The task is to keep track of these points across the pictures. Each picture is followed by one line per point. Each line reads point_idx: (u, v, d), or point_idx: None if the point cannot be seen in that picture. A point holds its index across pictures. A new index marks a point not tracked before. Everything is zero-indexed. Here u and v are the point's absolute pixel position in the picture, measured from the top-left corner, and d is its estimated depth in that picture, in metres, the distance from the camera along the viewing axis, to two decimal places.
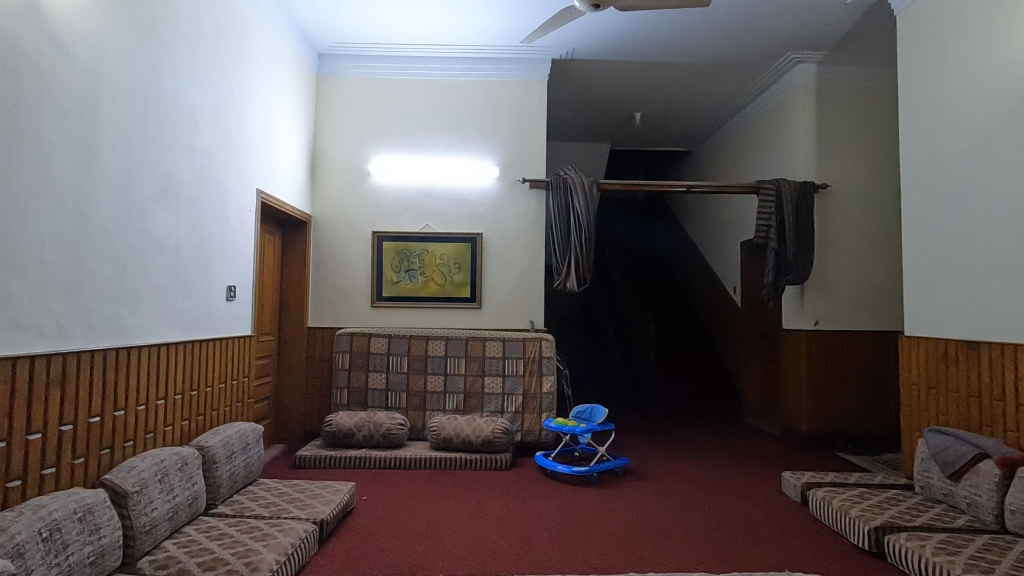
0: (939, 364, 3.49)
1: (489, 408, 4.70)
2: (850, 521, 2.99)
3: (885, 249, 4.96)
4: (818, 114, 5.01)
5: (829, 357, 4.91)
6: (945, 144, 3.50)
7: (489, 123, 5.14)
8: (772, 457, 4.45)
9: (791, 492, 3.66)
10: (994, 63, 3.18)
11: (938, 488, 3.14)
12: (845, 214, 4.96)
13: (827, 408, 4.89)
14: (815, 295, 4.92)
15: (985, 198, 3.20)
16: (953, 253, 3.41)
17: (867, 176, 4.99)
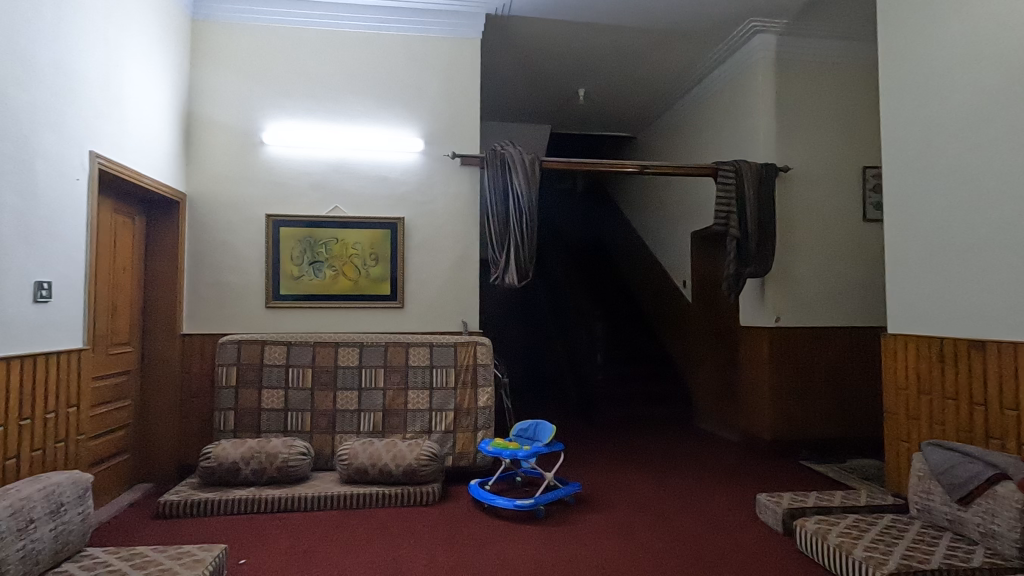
0: (933, 366, 3.02)
1: (414, 428, 3.89)
2: (854, 563, 2.43)
3: (849, 239, 4.56)
4: (779, 90, 4.55)
5: (792, 358, 4.46)
6: (933, 114, 3.04)
7: (412, 87, 4.31)
8: (738, 476, 3.94)
9: (770, 519, 3.10)
10: (992, 17, 2.72)
11: (941, 513, 2.66)
12: (808, 200, 4.54)
13: (791, 413, 4.45)
14: (777, 289, 4.47)
15: (985, 174, 2.74)
16: (950, 238, 2.92)
17: (830, 159, 4.58)
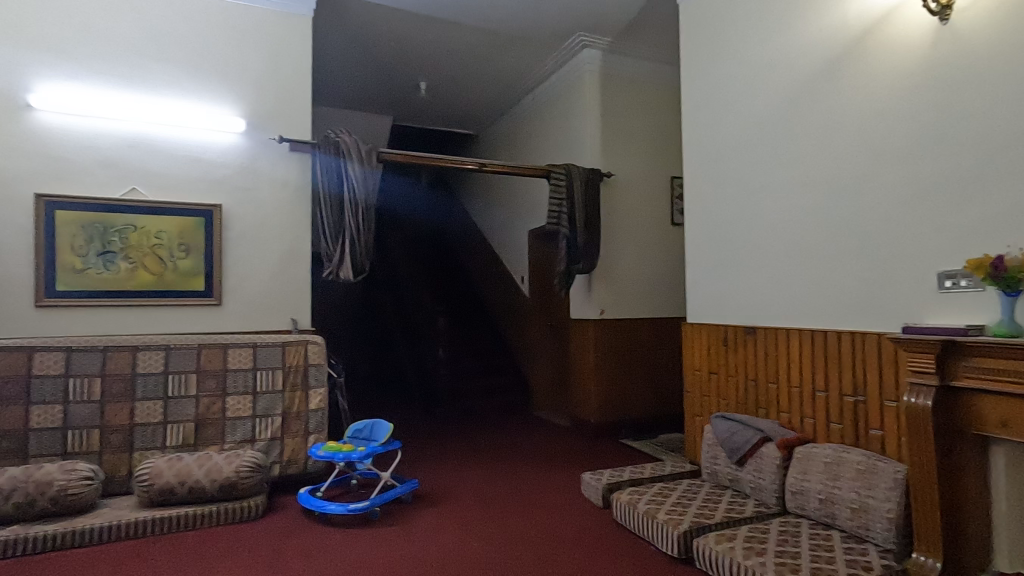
0: (719, 350, 3.54)
1: (234, 438, 3.52)
2: (658, 526, 2.76)
3: (660, 240, 5.14)
4: (603, 102, 4.96)
5: (614, 346, 4.92)
6: (721, 135, 3.54)
7: (231, 60, 3.88)
8: (567, 458, 4.23)
9: (593, 495, 3.38)
10: (764, 56, 3.24)
11: (724, 474, 3.13)
12: (628, 204, 5.02)
13: (613, 396, 4.91)
14: (601, 284, 4.89)
15: (758, 188, 3.27)
16: (733, 241, 3.44)
17: (645, 167, 5.11)
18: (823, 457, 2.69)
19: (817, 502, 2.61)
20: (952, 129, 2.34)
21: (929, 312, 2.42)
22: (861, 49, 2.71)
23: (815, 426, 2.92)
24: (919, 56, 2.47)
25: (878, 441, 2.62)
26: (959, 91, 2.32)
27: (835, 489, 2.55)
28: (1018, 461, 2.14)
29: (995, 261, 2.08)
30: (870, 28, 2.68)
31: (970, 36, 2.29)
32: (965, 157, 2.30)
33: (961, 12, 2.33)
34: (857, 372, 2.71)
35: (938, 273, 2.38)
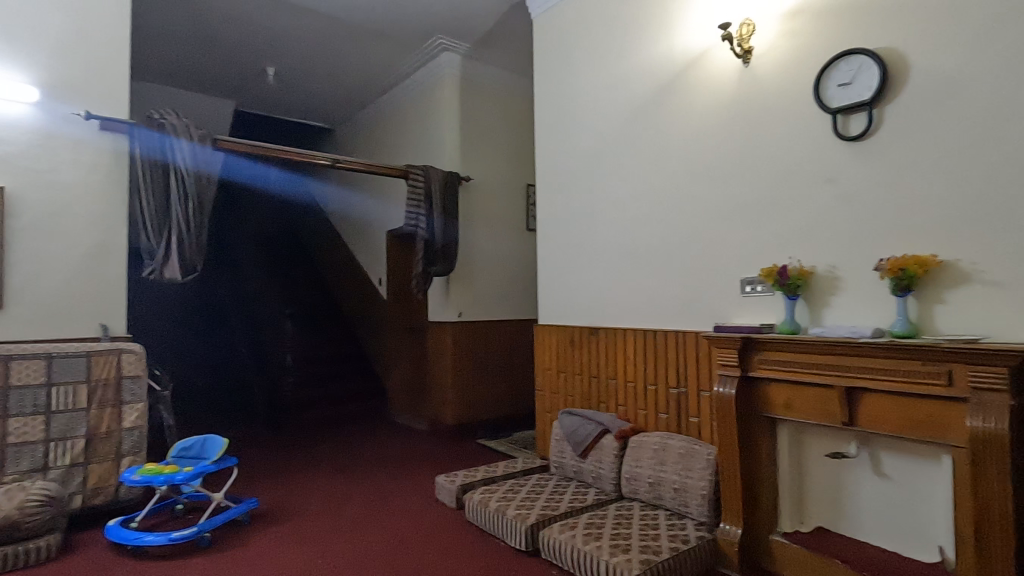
0: (567, 349, 3.76)
1: (18, 468, 2.93)
2: (507, 522, 2.84)
3: (516, 244, 5.32)
4: (462, 107, 5.01)
5: (471, 348, 4.99)
6: (570, 147, 3.76)
7: (20, 16, 3.25)
8: (423, 463, 4.20)
9: (446, 497, 3.39)
10: (606, 78, 3.51)
11: (569, 466, 3.33)
12: (485, 210, 5.13)
13: (470, 398, 4.97)
14: (459, 287, 4.95)
15: (601, 199, 3.53)
16: (580, 247, 3.68)
17: (502, 174, 5.26)
18: (651, 444, 2.97)
19: (647, 485, 2.88)
20: (752, 156, 2.74)
21: (734, 313, 2.80)
22: (685, 80, 3.05)
23: (647, 417, 3.22)
24: (728, 92, 2.86)
25: (696, 426, 2.97)
26: (757, 125, 2.73)
27: (662, 472, 2.84)
28: (797, 437, 2.54)
29: (781, 270, 2.48)
30: (690, 64, 3.04)
31: (764, 79, 2.70)
32: (761, 182, 2.70)
33: (758, 59, 2.74)
34: (680, 368, 3.04)
35: (741, 279, 2.77)
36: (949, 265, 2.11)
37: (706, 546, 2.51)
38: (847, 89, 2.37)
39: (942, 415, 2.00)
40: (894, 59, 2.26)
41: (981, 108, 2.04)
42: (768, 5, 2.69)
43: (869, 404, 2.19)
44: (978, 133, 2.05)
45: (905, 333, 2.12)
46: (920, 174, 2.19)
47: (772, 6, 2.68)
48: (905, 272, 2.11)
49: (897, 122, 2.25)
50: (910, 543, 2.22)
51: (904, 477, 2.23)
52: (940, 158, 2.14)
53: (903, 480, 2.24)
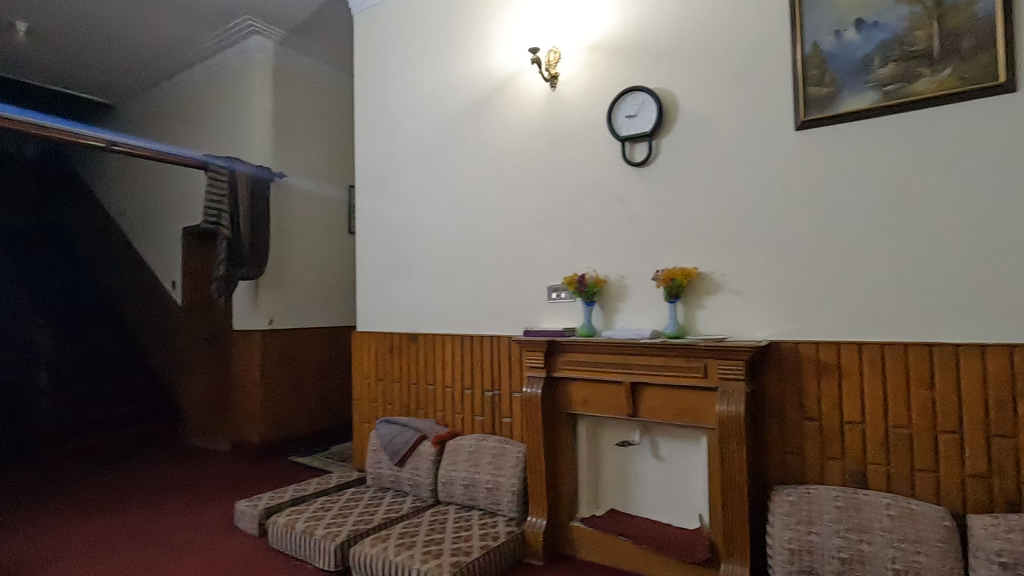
0: (386, 357, 3.67)
1: None
2: (315, 543, 2.67)
3: (336, 247, 5.06)
4: (276, 97, 4.63)
5: (283, 358, 4.62)
6: (391, 151, 3.70)
7: None
8: (222, 489, 3.77)
9: (247, 524, 3.07)
10: (428, 85, 3.53)
11: (386, 476, 3.25)
12: (301, 209, 4.80)
13: (281, 412, 4.60)
14: (269, 292, 4.54)
15: (422, 205, 3.53)
16: (399, 253, 3.63)
17: (321, 173, 4.98)
18: (467, 447, 3.04)
19: (462, 488, 2.93)
20: (558, 175, 2.98)
21: (542, 318, 3.00)
22: (501, 97, 3.21)
23: (463, 420, 3.29)
24: (537, 112, 3.06)
25: (508, 427, 3.12)
26: (562, 146, 2.97)
27: (476, 474, 2.92)
28: (594, 430, 2.81)
29: (581, 278, 2.72)
30: (505, 82, 3.20)
31: (568, 104, 2.96)
32: (565, 197, 2.95)
33: (563, 84, 2.98)
34: (493, 371, 3.17)
35: (548, 287, 2.98)
36: (706, 277, 2.52)
37: (514, 541, 2.64)
38: (633, 121, 2.70)
39: (701, 403, 2.37)
40: (669, 99, 2.64)
41: (728, 147, 2.48)
42: (572, 38, 2.96)
43: (648, 396, 2.51)
44: (727, 168, 2.48)
45: (675, 334, 2.48)
46: (687, 199, 2.58)
47: (574, 38, 2.95)
48: (674, 282, 2.47)
49: (671, 153, 2.63)
50: (679, 514, 2.58)
51: (674, 458, 2.59)
52: (700, 187, 2.55)
53: (673, 460, 2.59)
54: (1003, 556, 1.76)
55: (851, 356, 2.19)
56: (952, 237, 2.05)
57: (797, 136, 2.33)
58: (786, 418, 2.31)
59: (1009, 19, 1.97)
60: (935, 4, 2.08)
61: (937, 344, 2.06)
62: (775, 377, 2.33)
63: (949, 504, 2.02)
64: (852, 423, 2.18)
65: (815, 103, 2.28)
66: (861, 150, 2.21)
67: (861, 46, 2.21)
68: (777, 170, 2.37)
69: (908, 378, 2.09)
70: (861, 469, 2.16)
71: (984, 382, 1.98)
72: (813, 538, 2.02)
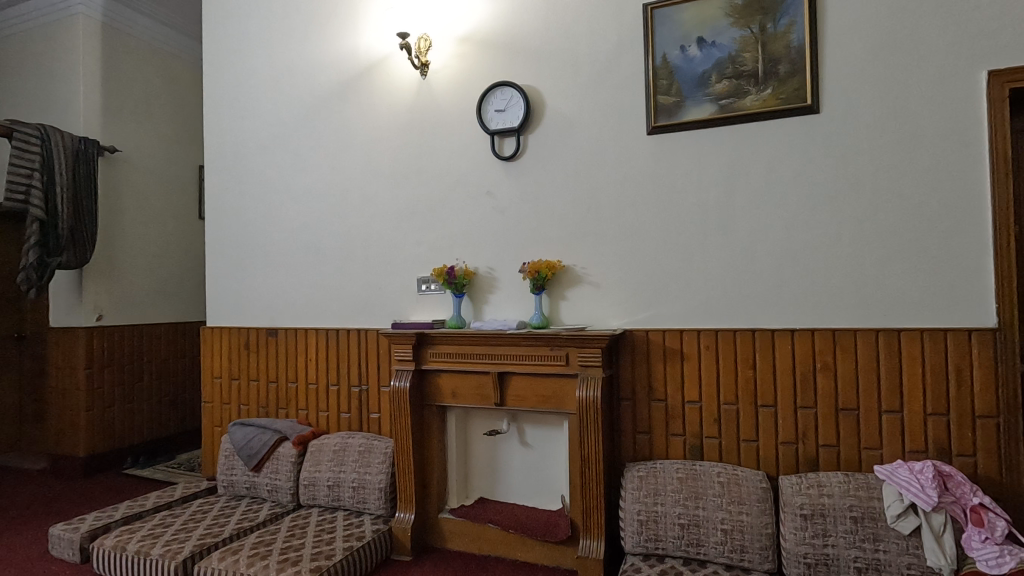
0: (241, 354, 3.38)
1: None
2: (150, 564, 2.38)
3: (183, 234, 4.55)
4: (105, 60, 4.03)
5: (116, 360, 4.06)
6: (246, 130, 3.39)
7: None
8: (33, 514, 3.23)
9: (64, 552, 2.65)
10: (289, 62, 3.28)
11: (240, 483, 2.99)
12: (139, 190, 4.24)
13: (113, 421, 4.04)
14: (97, 284, 3.95)
15: (282, 191, 3.28)
16: (255, 243, 3.35)
17: (164, 150, 4.44)
18: (331, 446, 2.90)
19: (326, 489, 2.79)
20: (427, 165, 2.94)
21: (411, 310, 2.95)
22: (369, 81, 3.08)
23: (328, 418, 3.14)
24: (407, 100, 2.99)
25: (376, 422, 3.03)
26: (431, 136, 2.93)
27: (340, 473, 2.80)
28: (463, 421, 2.82)
29: (450, 270, 2.71)
30: (372, 66, 3.08)
31: (438, 94, 2.92)
32: (435, 189, 2.92)
33: (434, 73, 2.93)
34: (360, 366, 3.05)
35: (417, 278, 2.93)
36: (569, 270, 2.64)
37: (381, 538, 2.58)
38: (502, 115, 2.74)
39: (563, 390, 2.49)
40: (536, 97, 2.71)
41: (589, 147, 2.62)
42: (442, 28, 2.92)
43: (514, 385, 2.58)
44: (588, 166, 2.62)
45: (540, 325, 2.57)
46: (551, 195, 2.68)
47: (445, 28, 2.91)
48: (539, 274, 2.56)
49: (538, 149, 2.71)
50: (543, 497, 2.69)
51: (539, 444, 2.70)
52: (564, 184, 2.66)
53: (538, 446, 2.70)
54: (805, 508, 2.06)
55: (692, 341, 2.43)
56: (771, 236, 2.35)
57: (649, 139, 2.52)
58: (638, 400, 2.50)
59: (815, 50, 2.30)
60: (760, 30, 2.37)
61: (759, 329, 2.35)
62: (628, 363, 2.52)
63: (766, 468, 2.32)
64: (692, 402, 2.42)
65: (664, 110, 2.49)
66: (701, 156, 2.45)
67: (702, 62, 2.45)
68: (631, 170, 2.55)
69: (736, 360, 2.37)
70: (699, 442, 2.41)
71: (794, 360, 2.30)
72: (658, 508, 2.22)
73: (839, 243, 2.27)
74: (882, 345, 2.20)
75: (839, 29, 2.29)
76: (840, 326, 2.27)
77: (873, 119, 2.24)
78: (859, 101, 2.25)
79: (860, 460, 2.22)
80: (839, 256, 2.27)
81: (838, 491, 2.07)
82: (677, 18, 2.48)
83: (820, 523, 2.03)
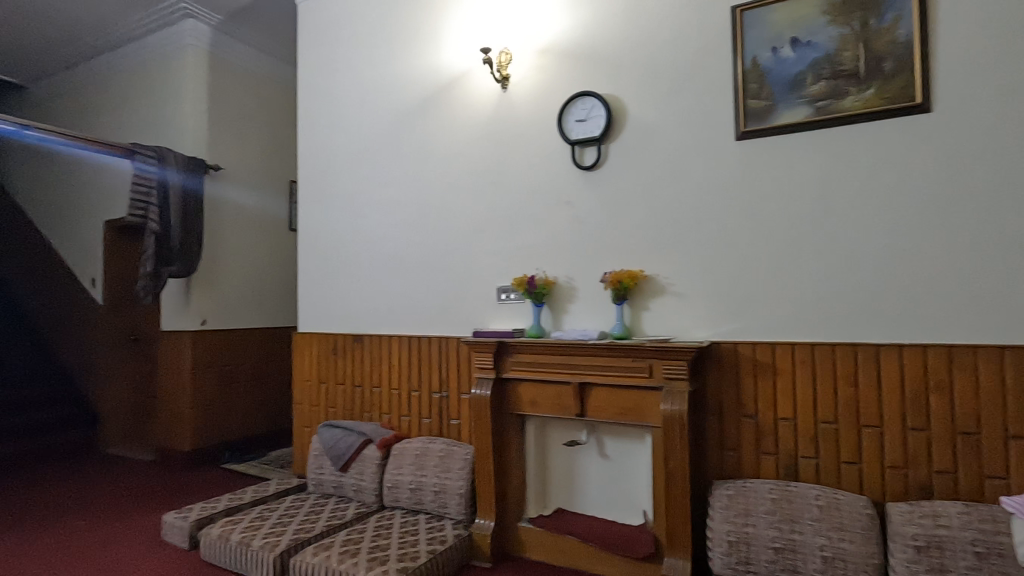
0: (328, 358, 3.56)
1: None
2: (251, 554, 2.54)
3: (276, 245, 4.85)
4: (211, 85, 4.39)
5: (216, 361, 4.38)
6: (335, 145, 3.59)
7: None
8: (149, 500, 3.55)
9: (176, 538, 2.88)
10: (376, 79, 3.44)
11: (328, 482, 3.14)
12: (238, 203, 4.57)
13: (214, 418, 4.37)
14: (202, 291, 4.29)
15: (368, 203, 3.44)
16: (343, 253, 3.53)
17: (260, 166, 4.76)
18: (413, 450, 2.99)
19: (408, 491, 2.88)
20: (507, 176, 2.98)
21: (491, 318, 3.00)
22: (451, 95, 3.17)
23: (410, 423, 3.24)
24: (488, 112, 3.05)
25: (456, 428, 3.09)
26: (511, 148, 2.98)
27: (422, 477, 2.87)
28: (542, 430, 2.82)
29: (530, 279, 2.74)
30: (454, 80, 3.17)
31: (518, 105, 2.96)
32: (514, 199, 2.95)
33: (514, 85, 2.98)
34: (441, 373, 3.13)
35: (497, 287, 2.98)
36: (652, 279, 2.59)
37: (462, 543, 2.62)
38: (583, 125, 2.74)
39: (646, 402, 2.44)
40: (618, 106, 2.69)
41: (672, 155, 2.56)
42: (522, 41, 2.97)
43: (595, 397, 2.55)
44: (671, 175, 2.56)
45: (621, 335, 2.53)
46: (633, 203, 2.64)
47: (526, 40, 2.96)
48: (622, 284, 2.53)
49: (618, 158, 2.69)
50: (623, 511, 2.63)
51: (619, 457, 2.65)
52: (646, 193, 2.62)
53: (618, 459, 2.65)
54: (918, 539, 1.90)
55: (785, 356, 2.31)
56: (873, 244, 2.21)
57: (737, 145, 2.43)
58: (726, 415, 2.41)
59: (925, 44, 2.14)
60: (862, 27, 2.24)
61: (861, 345, 2.20)
62: (715, 376, 2.43)
63: (870, 493, 2.17)
64: (786, 419, 2.30)
65: (754, 115, 2.40)
66: (795, 161, 2.33)
67: (796, 63, 2.34)
68: (717, 177, 2.47)
69: (835, 376, 2.23)
70: (793, 462, 2.29)
71: (903, 378, 2.14)
72: (750, 530, 2.11)
73: (953, 252, 2.09)
74: (1008, 365, 2.00)
75: (953, 21, 2.12)
76: (956, 342, 2.08)
77: (996, 117, 2.05)
78: (976, 98, 2.08)
79: (982, 489, 2.02)
80: (956, 266, 2.09)
81: (957, 523, 1.89)
82: (768, 18, 2.39)
83: (936, 557, 1.87)
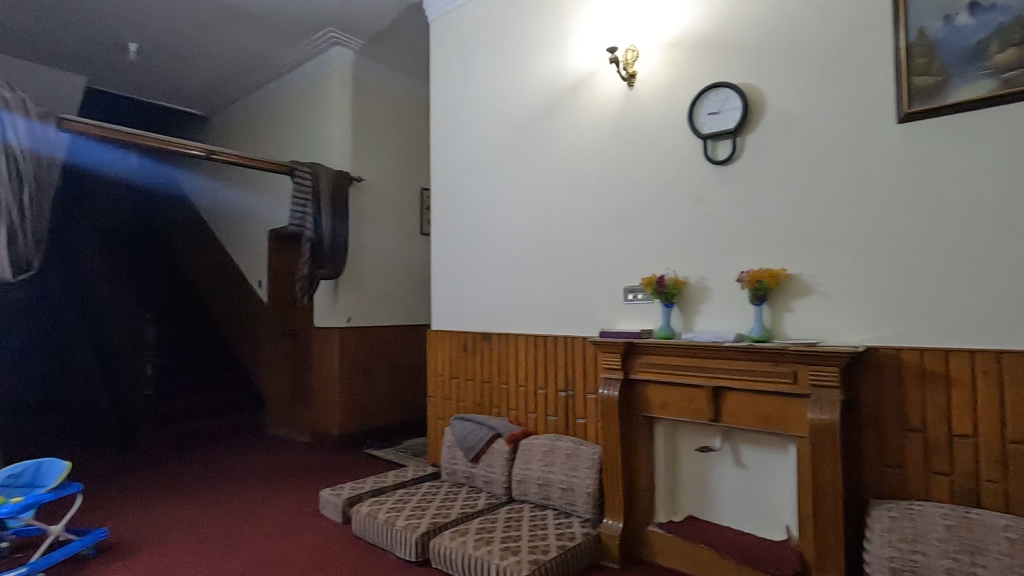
0: (459, 354, 3.76)
1: None
2: (396, 533, 2.77)
3: (410, 248, 5.21)
4: (355, 104, 4.84)
5: (359, 355, 4.82)
6: (465, 153, 3.78)
7: None
8: (307, 477, 4.00)
9: (331, 512, 3.22)
10: (503, 87, 3.57)
11: (461, 472, 3.32)
12: (377, 210, 4.98)
13: (358, 407, 4.80)
14: (348, 291, 4.75)
15: (495, 206, 3.58)
16: (472, 255, 3.71)
17: (396, 175, 5.15)
18: (541, 446, 3.06)
19: (536, 487, 2.96)
20: (634, 174, 2.94)
21: (617, 319, 2.98)
22: (577, 97, 3.20)
23: (537, 420, 3.32)
24: (615, 111, 3.04)
25: (582, 427, 3.11)
26: (638, 146, 2.93)
27: (550, 473, 2.93)
28: (673, 434, 2.75)
29: (660, 280, 2.68)
30: (580, 82, 3.20)
31: (646, 102, 2.91)
32: (642, 198, 2.91)
33: (641, 83, 2.94)
34: (568, 372, 3.17)
35: (624, 287, 2.95)
36: (796, 278, 2.41)
37: (591, 542, 2.64)
38: (717, 118, 2.63)
39: (790, 410, 2.28)
40: (756, 96, 2.55)
41: (819, 143, 2.37)
42: (650, 36, 2.91)
43: (731, 402, 2.44)
44: (818, 165, 2.37)
45: (761, 338, 2.39)
46: (773, 198, 2.48)
47: (655, 35, 2.90)
48: (761, 284, 2.38)
49: (756, 150, 2.54)
50: (763, 524, 2.48)
51: (758, 466, 2.50)
52: (788, 186, 2.45)
53: (757, 468, 2.51)
54: None
55: (961, 364, 2.04)
56: None
57: (898, 129, 2.19)
58: (886, 428, 2.18)
59: None
60: None
61: None
62: (872, 385, 2.20)
63: None
64: (963, 436, 2.03)
65: (921, 93, 2.14)
66: (974, 142, 2.05)
67: (975, 30, 2.06)
68: (874, 166, 2.24)
69: None
70: (973, 486, 2.01)
71: None
72: (918, 558, 1.89)
73: None
74: None
75: None
76: None
77: None
78: None
79: None
80: None
81: None
82: None
83: None
